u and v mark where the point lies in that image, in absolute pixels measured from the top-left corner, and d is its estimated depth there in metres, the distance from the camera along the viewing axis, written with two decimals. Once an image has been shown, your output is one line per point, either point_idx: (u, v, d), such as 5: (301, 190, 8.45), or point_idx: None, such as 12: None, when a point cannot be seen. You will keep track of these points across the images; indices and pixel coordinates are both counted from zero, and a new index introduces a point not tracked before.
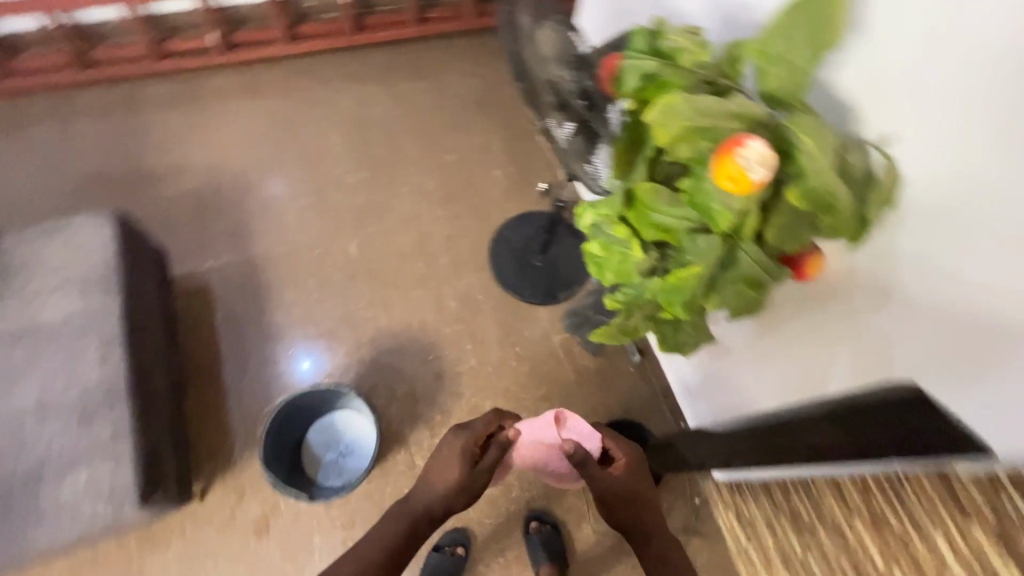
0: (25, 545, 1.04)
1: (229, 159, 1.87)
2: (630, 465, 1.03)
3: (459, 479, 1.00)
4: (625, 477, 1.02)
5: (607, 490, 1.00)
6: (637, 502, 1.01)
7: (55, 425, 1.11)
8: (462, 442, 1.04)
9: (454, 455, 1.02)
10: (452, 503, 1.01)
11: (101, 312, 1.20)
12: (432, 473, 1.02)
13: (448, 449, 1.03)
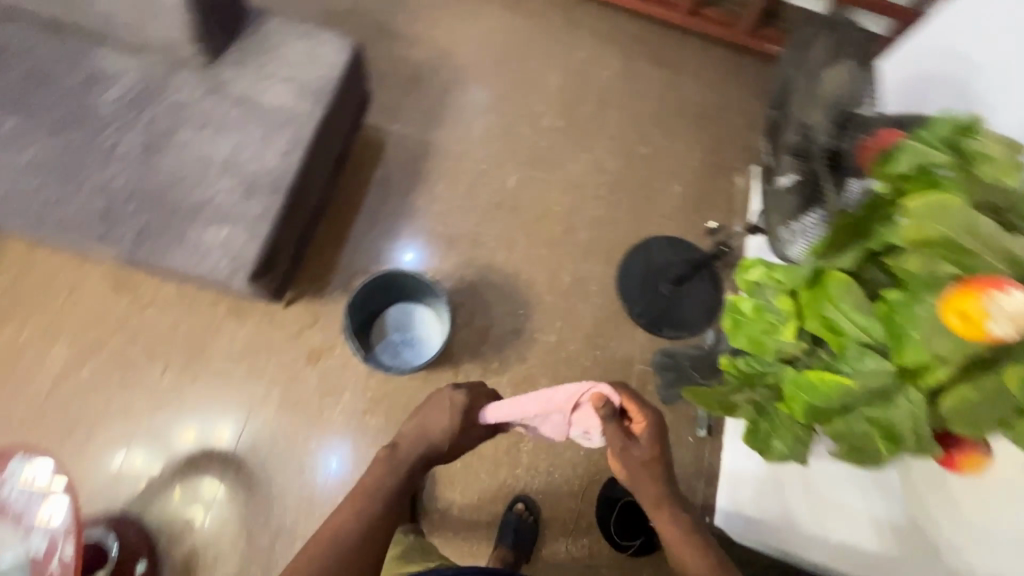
0: (165, 254, 1.24)
1: (458, 50, 1.97)
2: (647, 434, 0.99)
3: (451, 429, 1.05)
4: (643, 443, 0.99)
5: (627, 457, 0.98)
6: (656, 472, 0.99)
7: (228, 182, 1.28)
8: (458, 397, 1.08)
9: (450, 406, 1.07)
10: (443, 447, 1.06)
11: (306, 116, 1.34)
12: (424, 420, 1.07)
13: (440, 401, 1.08)
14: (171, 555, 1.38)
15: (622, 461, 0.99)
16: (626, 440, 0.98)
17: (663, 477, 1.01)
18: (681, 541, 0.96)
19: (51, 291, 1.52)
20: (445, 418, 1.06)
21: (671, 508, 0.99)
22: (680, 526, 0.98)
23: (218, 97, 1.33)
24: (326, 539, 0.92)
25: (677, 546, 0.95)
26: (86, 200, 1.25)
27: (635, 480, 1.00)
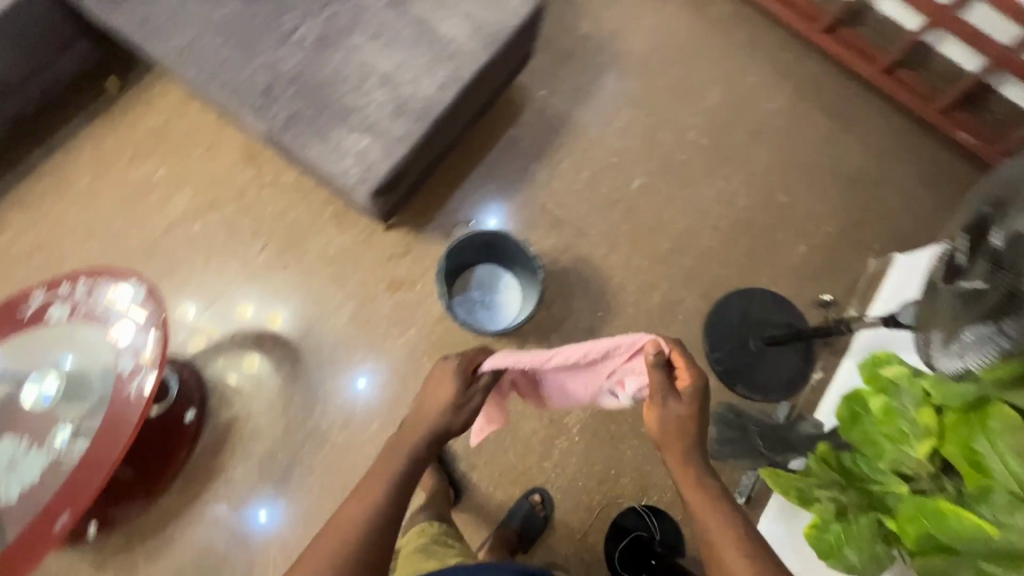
0: (302, 144, 1.24)
1: (627, 36, 1.90)
2: (692, 389, 0.89)
3: (455, 399, 0.88)
4: (687, 398, 0.88)
5: (666, 413, 0.88)
6: (690, 431, 0.88)
7: (381, 96, 1.28)
8: (454, 364, 0.91)
9: (446, 376, 0.90)
10: (451, 424, 0.88)
11: (474, 58, 1.33)
12: (425, 396, 0.90)
13: (438, 372, 0.91)
14: (216, 416, 1.46)
15: (658, 416, 0.89)
16: (666, 391, 0.89)
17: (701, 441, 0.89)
18: (706, 508, 0.83)
19: (190, 142, 1.61)
20: (444, 387, 0.89)
21: (702, 476, 0.86)
22: (709, 495, 0.84)
23: (397, 12, 1.33)
24: (347, 526, 0.78)
25: (703, 517, 0.83)
26: (253, 71, 1.27)
27: (668, 436, 0.88)
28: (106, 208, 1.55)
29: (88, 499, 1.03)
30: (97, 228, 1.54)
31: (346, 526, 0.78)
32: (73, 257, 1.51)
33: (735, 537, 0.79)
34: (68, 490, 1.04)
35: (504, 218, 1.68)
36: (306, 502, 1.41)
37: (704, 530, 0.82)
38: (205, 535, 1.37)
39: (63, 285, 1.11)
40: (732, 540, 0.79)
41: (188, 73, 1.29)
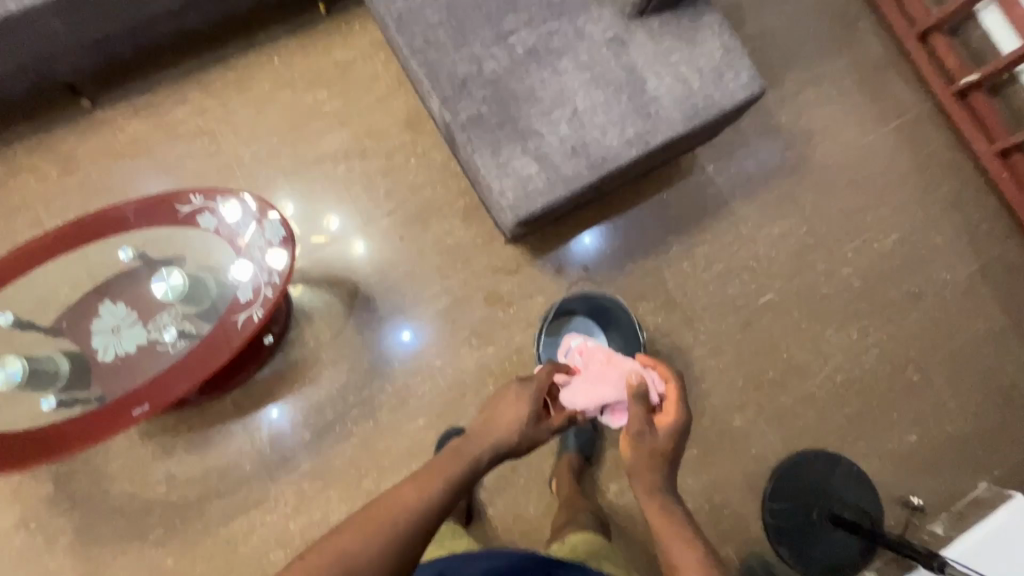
0: (472, 148, 1.22)
1: (823, 142, 1.74)
2: (672, 429, 0.92)
3: (524, 422, 0.88)
4: (665, 438, 0.91)
5: (647, 445, 0.91)
6: (661, 467, 0.90)
7: (565, 130, 1.23)
8: (530, 389, 0.92)
9: (519, 398, 0.90)
10: (516, 446, 0.87)
11: (669, 127, 1.26)
12: (494, 411, 0.89)
13: (509, 394, 0.91)
14: (290, 347, 1.52)
15: (632, 444, 0.91)
16: (646, 424, 0.92)
17: (673, 475, 0.91)
18: (669, 531, 0.85)
19: (365, 87, 1.64)
20: (520, 408, 0.88)
21: (667, 502, 0.88)
22: (671, 520, 0.86)
23: (613, 51, 1.27)
24: (401, 503, 0.76)
25: (668, 543, 0.84)
26: (455, 60, 1.25)
27: (642, 463, 0.90)
28: (272, 120, 1.61)
29: (180, 386, 1.14)
30: (257, 134, 1.61)
31: (400, 506, 0.75)
32: (228, 152, 1.59)
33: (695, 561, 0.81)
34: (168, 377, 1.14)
35: (619, 276, 1.61)
36: (334, 463, 1.45)
37: (665, 552, 0.83)
38: (238, 450, 1.45)
39: (220, 196, 1.17)
40: (691, 559, 0.81)
41: (399, 40, 1.26)
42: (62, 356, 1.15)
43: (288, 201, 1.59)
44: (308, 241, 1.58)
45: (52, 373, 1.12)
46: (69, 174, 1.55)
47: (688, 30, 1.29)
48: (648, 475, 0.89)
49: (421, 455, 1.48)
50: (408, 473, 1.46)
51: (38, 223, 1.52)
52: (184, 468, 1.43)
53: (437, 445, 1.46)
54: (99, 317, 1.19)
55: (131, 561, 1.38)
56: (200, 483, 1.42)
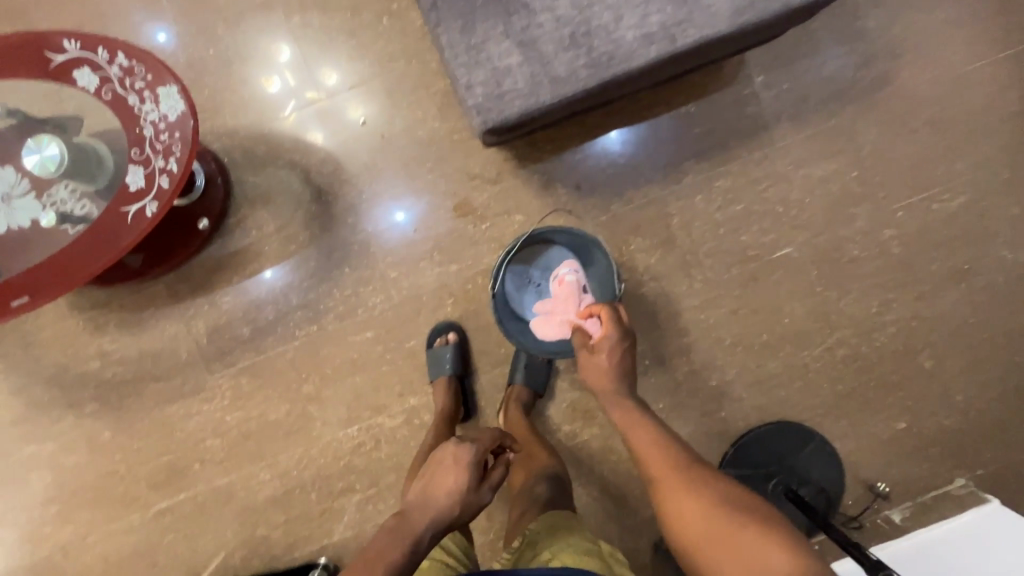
0: (439, 18, 0.92)
1: (908, 64, 1.36)
2: (608, 342, 1.02)
3: (465, 491, 0.76)
4: (607, 351, 1.02)
5: (594, 362, 1.02)
6: (611, 378, 1.00)
7: (565, 7, 0.91)
8: (469, 451, 0.80)
9: (457, 462, 0.78)
10: (457, 517, 0.75)
11: (709, 18, 0.92)
12: (429, 485, 0.76)
13: (445, 458, 0.79)
14: (229, 235, 1.35)
15: (583, 370, 1.05)
16: (586, 349, 1.05)
17: (628, 380, 1.01)
18: (628, 420, 0.95)
19: None
20: (456, 475, 0.77)
21: (632, 408, 0.97)
22: (640, 422, 0.94)
23: None
24: None
25: (640, 445, 0.90)
26: None
27: (596, 380, 1.02)
28: None
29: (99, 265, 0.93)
30: None
31: None
32: None
33: (651, 434, 0.90)
34: (82, 254, 0.93)
35: (615, 203, 1.35)
36: (274, 363, 1.37)
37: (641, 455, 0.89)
38: (172, 337, 1.36)
39: (104, 48, 0.92)
40: (660, 454, 0.86)
41: None
42: None
43: (285, 43, 1.35)
44: (302, 93, 1.35)
45: None
46: None
47: None
48: (603, 386, 1.00)
49: (366, 369, 1.38)
50: (350, 385, 1.38)
51: None
52: (118, 347, 1.36)
53: (429, 340, 1.36)
54: None
55: (68, 428, 1.37)
56: (134, 363, 1.36)
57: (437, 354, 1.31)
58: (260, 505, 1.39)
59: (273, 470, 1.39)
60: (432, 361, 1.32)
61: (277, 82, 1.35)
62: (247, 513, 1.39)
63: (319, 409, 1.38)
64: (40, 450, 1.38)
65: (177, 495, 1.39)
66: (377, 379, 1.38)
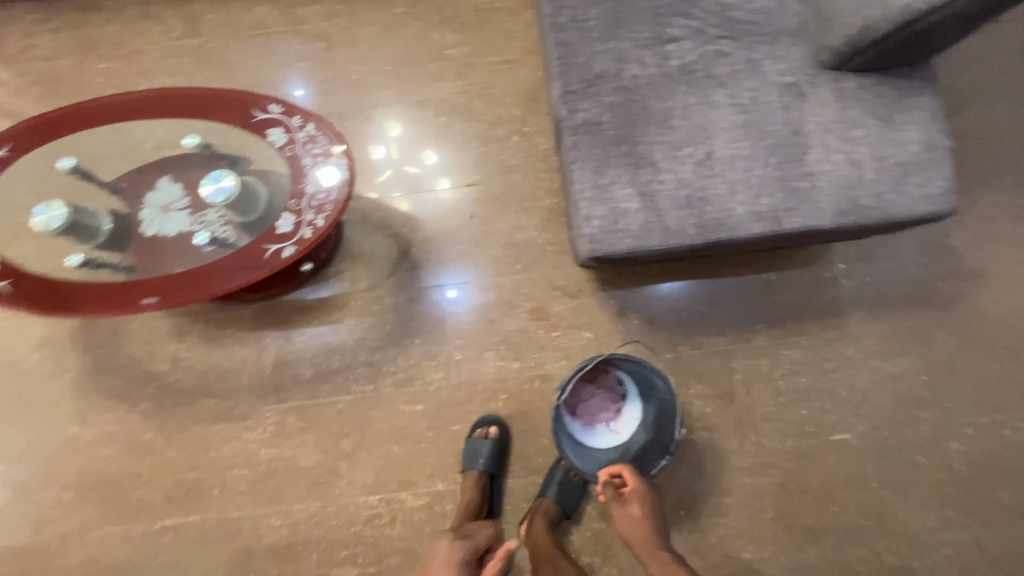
0: (578, 156, 1.05)
1: (994, 289, 1.40)
2: (641, 493, 1.08)
3: None
4: (637, 499, 1.08)
5: (627, 517, 1.08)
6: (647, 528, 1.06)
7: (688, 173, 1.03)
8: (458, 552, 1.06)
9: (450, 563, 1.04)
10: None
11: (816, 213, 1.02)
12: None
13: (442, 557, 1.06)
14: (323, 281, 1.46)
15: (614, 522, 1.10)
16: (618, 501, 1.10)
17: (661, 530, 1.07)
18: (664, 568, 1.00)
19: (497, 47, 1.50)
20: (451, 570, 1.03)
21: (670, 559, 1.01)
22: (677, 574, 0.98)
23: (784, 100, 1.04)
24: None
25: None
26: (596, 51, 1.06)
27: (631, 532, 1.07)
28: (392, 49, 1.52)
29: (232, 283, 1.06)
30: (374, 58, 1.52)
31: None
32: (339, 65, 1.52)
33: None
34: (221, 272, 1.06)
35: (683, 344, 1.40)
36: (322, 411, 1.41)
37: None
38: (241, 360, 1.43)
39: (299, 116, 1.09)
40: None
41: (544, 9, 1.09)
42: (107, 216, 1.13)
43: (398, 121, 1.50)
44: (401, 166, 1.49)
45: (93, 231, 1.10)
46: (191, 36, 1.53)
47: (879, 113, 1.03)
48: (641, 538, 1.05)
49: (405, 441, 1.39)
50: (385, 453, 1.39)
51: (145, 74, 1.52)
52: (190, 356, 1.44)
53: (470, 429, 1.38)
54: (155, 190, 1.16)
55: (115, 420, 1.42)
56: (198, 375, 1.43)
57: (475, 446, 1.32)
58: (261, 550, 1.36)
59: (284, 518, 1.37)
60: (468, 451, 1.33)
61: (381, 151, 1.49)
62: (244, 555, 1.36)
63: (348, 467, 1.39)
64: (82, 434, 1.42)
65: (187, 516, 1.38)
66: (413, 454, 1.39)
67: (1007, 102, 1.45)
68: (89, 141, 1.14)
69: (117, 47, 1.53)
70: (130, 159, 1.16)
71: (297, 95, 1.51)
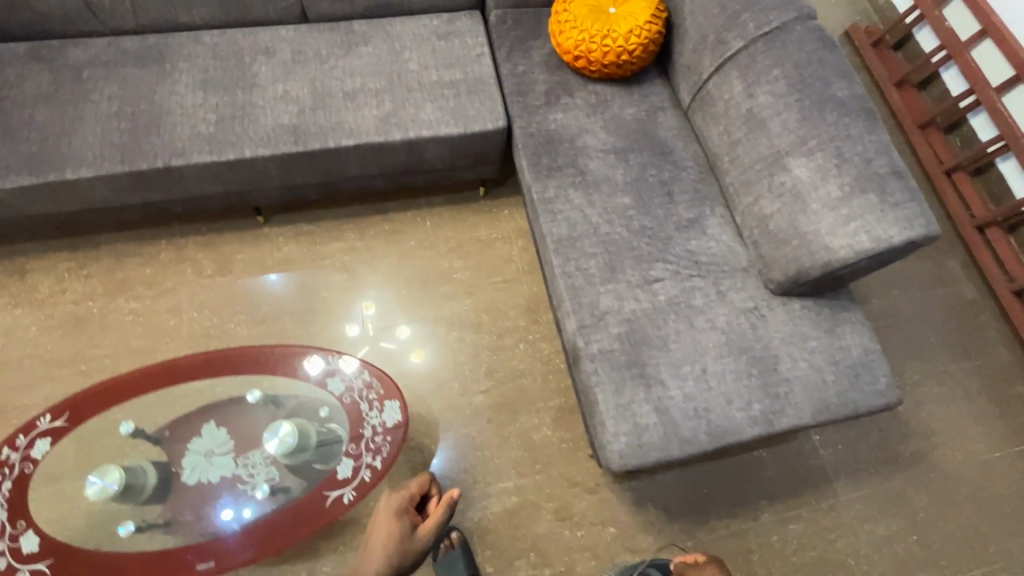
0: (599, 381, 1.23)
1: (943, 445, 1.64)
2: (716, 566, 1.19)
3: (397, 533, 1.13)
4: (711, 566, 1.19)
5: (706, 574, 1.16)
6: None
7: (691, 387, 1.23)
8: (395, 503, 1.18)
9: (390, 513, 1.16)
10: (405, 555, 1.12)
11: (796, 414, 1.23)
12: (374, 530, 1.15)
13: (384, 512, 1.17)
14: None
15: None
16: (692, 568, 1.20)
17: None
18: None
19: (498, 267, 1.77)
20: (391, 528, 1.13)
21: None
22: None
23: (751, 322, 1.31)
24: None
25: None
26: (600, 292, 1.31)
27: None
28: (406, 272, 1.74)
29: (289, 539, 1.14)
30: (390, 282, 1.73)
31: None
32: (359, 291, 1.71)
33: None
34: (276, 529, 1.14)
35: (700, 528, 1.49)
36: None
37: None
38: None
39: (353, 365, 1.23)
40: None
41: (554, 260, 1.35)
42: (151, 469, 1.15)
43: (371, 300, 1.70)
44: (376, 339, 1.66)
45: (139, 487, 1.11)
46: (223, 275, 1.69)
47: (822, 327, 1.31)
48: None
49: None
50: None
51: (175, 310, 1.64)
52: None
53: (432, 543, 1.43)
54: (199, 436, 1.20)
55: None
56: None
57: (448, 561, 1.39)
58: None
59: None
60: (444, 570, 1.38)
61: (356, 327, 1.67)
62: None
63: None
64: None
65: None
66: None
67: (901, 289, 1.85)
68: (139, 403, 1.19)
69: (149, 287, 1.66)
70: (169, 409, 1.20)
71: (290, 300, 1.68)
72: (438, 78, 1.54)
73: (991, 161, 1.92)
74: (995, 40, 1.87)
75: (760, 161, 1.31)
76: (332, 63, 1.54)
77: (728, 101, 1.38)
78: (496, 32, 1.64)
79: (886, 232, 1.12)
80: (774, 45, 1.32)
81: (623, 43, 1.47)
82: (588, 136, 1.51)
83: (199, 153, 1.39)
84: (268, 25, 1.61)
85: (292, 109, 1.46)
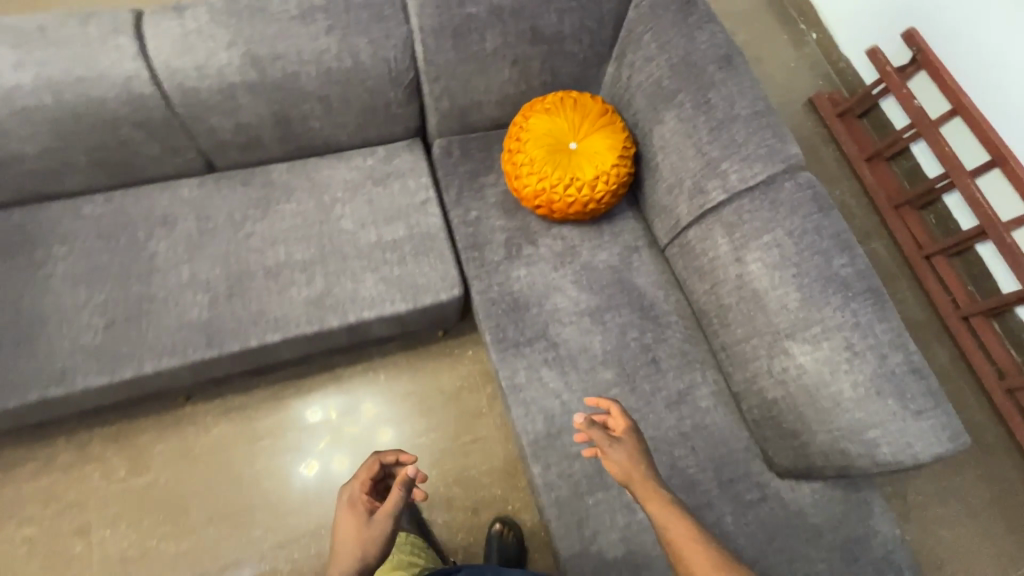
0: None
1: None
2: (631, 426, 1.00)
3: (359, 527, 0.96)
4: (630, 437, 0.98)
5: (619, 448, 0.97)
6: (646, 464, 0.97)
7: None
8: (351, 495, 1.02)
9: (348, 506, 1.00)
10: (376, 544, 0.95)
11: None
12: (337, 532, 0.98)
13: (343, 509, 1.00)
14: None
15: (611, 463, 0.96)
16: (610, 440, 0.98)
17: (650, 464, 0.98)
18: (668, 513, 0.90)
19: (466, 423, 1.56)
20: (349, 521, 0.97)
21: (676, 507, 0.92)
22: (687, 528, 0.88)
23: (760, 520, 1.16)
24: None
25: (689, 560, 0.85)
26: (589, 504, 1.14)
27: (625, 469, 0.95)
28: (363, 434, 1.52)
29: None
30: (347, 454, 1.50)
31: None
32: (309, 476, 1.47)
33: (703, 549, 0.85)
34: None
35: None
36: None
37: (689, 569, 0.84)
38: None
39: None
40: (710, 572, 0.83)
41: (532, 468, 1.16)
42: None
43: (331, 380, 1.56)
44: (340, 423, 1.52)
45: None
46: (139, 475, 1.42)
47: (839, 519, 1.17)
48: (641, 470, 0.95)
49: None
50: None
51: (82, 530, 1.36)
52: None
53: None
54: None
55: None
56: None
57: None
58: None
59: None
60: None
61: (319, 413, 1.53)
62: None
63: None
64: None
65: None
66: None
67: None
68: None
69: (48, 504, 1.37)
70: None
71: (227, 497, 1.43)
72: (377, 238, 1.32)
73: (970, 245, 1.84)
74: (969, 124, 1.77)
75: (756, 337, 1.15)
76: (248, 230, 1.29)
77: (713, 260, 1.22)
78: (442, 169, 1.43)
79: (911, 446, 0.98)
80: (762, 203, 1.16)
81: (589, 193, 1.29)
82: (558, 296, 1.32)
83: (86, 376, 1.13)
84: (166, 181, 1.34)
85: (203, 300, 1.21)
